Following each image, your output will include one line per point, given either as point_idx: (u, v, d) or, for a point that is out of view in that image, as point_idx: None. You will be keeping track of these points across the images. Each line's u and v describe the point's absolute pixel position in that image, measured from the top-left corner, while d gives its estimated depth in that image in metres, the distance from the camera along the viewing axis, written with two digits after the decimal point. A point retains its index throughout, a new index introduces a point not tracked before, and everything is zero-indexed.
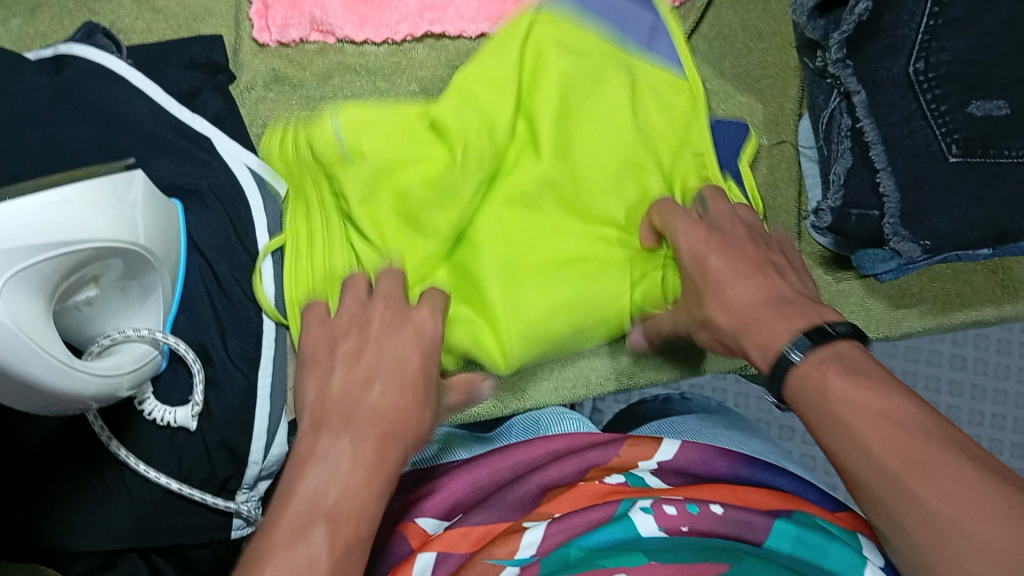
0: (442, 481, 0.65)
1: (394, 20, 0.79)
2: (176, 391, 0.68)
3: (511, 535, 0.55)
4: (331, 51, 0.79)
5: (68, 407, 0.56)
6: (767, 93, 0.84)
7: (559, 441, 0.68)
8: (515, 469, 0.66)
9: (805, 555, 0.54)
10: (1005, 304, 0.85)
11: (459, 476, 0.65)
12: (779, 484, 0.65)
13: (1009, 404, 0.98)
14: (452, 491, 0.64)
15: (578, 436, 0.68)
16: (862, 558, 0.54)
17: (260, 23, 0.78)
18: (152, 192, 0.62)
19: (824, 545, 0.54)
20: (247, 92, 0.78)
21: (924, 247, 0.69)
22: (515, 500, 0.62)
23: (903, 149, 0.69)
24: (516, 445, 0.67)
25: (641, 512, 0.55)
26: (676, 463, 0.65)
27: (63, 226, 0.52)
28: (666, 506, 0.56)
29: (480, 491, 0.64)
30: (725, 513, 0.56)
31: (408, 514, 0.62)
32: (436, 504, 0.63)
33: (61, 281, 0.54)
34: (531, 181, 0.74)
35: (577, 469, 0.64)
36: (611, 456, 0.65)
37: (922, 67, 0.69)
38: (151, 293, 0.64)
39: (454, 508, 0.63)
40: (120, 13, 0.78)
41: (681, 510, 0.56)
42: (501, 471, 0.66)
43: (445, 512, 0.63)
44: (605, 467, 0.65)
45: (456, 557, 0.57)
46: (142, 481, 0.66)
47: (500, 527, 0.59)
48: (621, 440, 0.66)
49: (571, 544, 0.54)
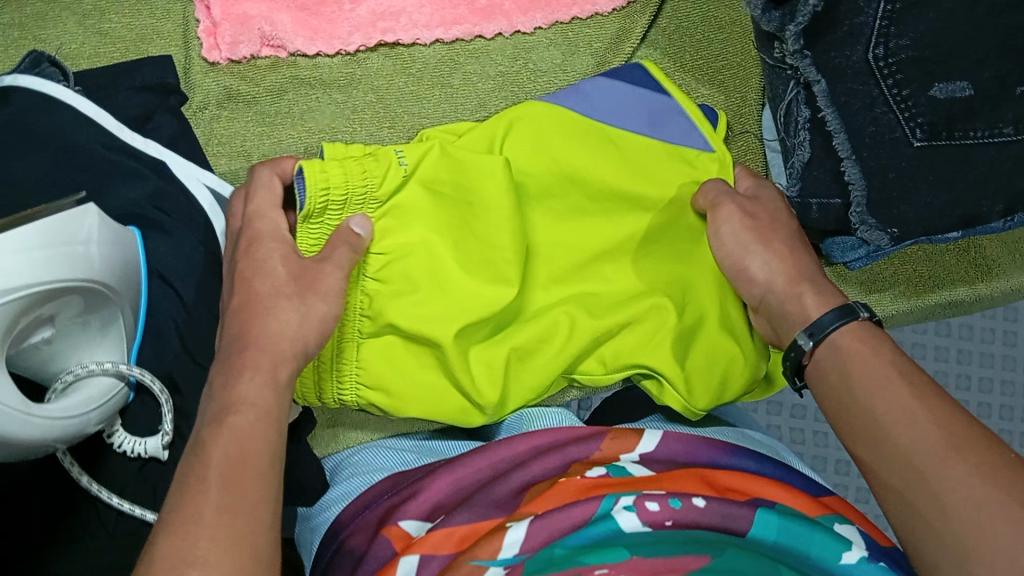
0: (425, 482, 0.64)
1: (346, 31, 0.77)
2: (145, 421, 0.67)
3: (494, 534, 0.54)
4: (284, 66, 0.78)
5: (35, 451, 0.55)
6: (730, 84, 0.83)
7: (541, 436, 0.66)
8: (498, 466, 0.65)
9: (790, 542, 0.54)
10: (978, 283, 0.85)
11: (441, 476, 0.64)
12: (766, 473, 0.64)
13: (996, 366, 0.98)
14: (435, 492, 0.63)
15: (561, 428, 0.67)
16: (845, 541, 0.55)
17: (209, 41, 0.76)
18: (104, 221, 0.61)
19: (809, 533, 0.54)
20: (201, 113, 0.77)
21: (890, 235, 0.70)
22: (497, 498, 0.61)
23: (867, 137, 0.68)
24: (498, 442, 0.66)
25: (625, 509, 0.55)
26: (658, 454, 0.65)
27: (10, 272, 0.51)
28: (649, 503, 0.55)
29: (462, 492, 0.63)
30: (708, 505, 0.55)
31: (391, 517, 0.62)
32: (419, 507, 0.62)
33: (12, 326, 0.52)
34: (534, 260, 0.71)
35: (560, 463, 0.63)
36: (594, 450, 0.64)
37: (882, 53, 0.67)
38: (113, 326, 0.62)
39: (438, 508, 0.62)
40: (66, 39, 0.76)
41: (664, 505, 0.55)
42: (483, 469, 0.64)
43: (427, 513, 0.62)
44: (588, 462, 0.64)
45: (440, 558, 0.57)
46: (116, 514, 0.65)
47: (484, 527, 0.59)
48: (602, 431, 0.65)
49: (557, 543, 0.54)
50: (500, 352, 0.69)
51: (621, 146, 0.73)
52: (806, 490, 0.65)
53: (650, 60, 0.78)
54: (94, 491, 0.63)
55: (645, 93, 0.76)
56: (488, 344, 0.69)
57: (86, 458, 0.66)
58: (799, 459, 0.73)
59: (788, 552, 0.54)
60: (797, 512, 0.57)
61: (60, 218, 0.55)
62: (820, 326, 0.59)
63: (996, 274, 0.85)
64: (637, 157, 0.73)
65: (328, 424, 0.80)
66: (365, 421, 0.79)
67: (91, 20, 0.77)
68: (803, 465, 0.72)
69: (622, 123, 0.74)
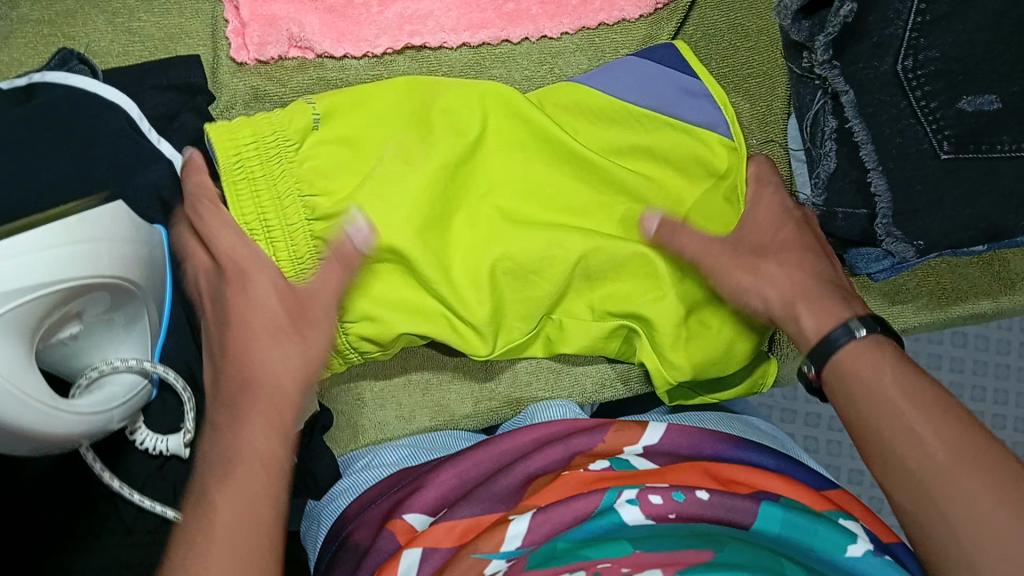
0: (427, 477, 0.65)
1: (373, 34, 0.78)
2: (166, 419, 0.67)
3: (496, 526, 0.57)
4: (311, 67, 0.78)
5: (61, 446, 0.56)
6: (755, 93, 0.82)
7: (542, 428, 0.68)
8: (501, 459, 0.66)
9: (792, 535, 0.56)
10: (1002, 296, 0.84)
11: (446, 469, 0.65)
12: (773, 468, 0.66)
13: (1010, 378, 0.99)
14: (439, 486, 0.64)
15: (562, 422, 0.68)
16: (848, 536, 0.57)
17: (238, 41, 0.76)
18: (133, 218, 0.61)
19: (812, 527, 0.56)
20: (227, 113, 0.77)
21: (916, 247, 0.70)
22: (499, 490, 0.62)
23: (893, 148, 0.68)
24: (500, 435, 0.67)
25: (627, 503, 0.57)
26: (661, 447, 0.66)
27: (42, 267, 0.51)
28: (651, 496, 0.57)
29: (467, 484, 0.65)
30: (711, 498, 0.57)
31: (397, 510, 0.63)
32: (423, 501, 0.63)
33: (39, 323, 0.53)
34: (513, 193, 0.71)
35: (563, 456, 0.64)
36: (597, 442, 0.65)
37: (911, 65, 0.67)
38: (137, 323, 0.62)
39: (443, 502, 0.64)
40: (94, 37, 0.76)
41: (667, 498, 0.57)
42: (487, 462, 0.66)
43: (433, 508, 0.63)
44: (590, 455, 0.65)
45: (442, 551, 0.58)
46: (137, 511, 0.65)
47: (486, 520, 0.60)
48: (606, 425, 0.67)
49: (560, 537, 0.56)
50: (484, 267, 0.68)
51: (641, 113, 0.74)
52: (810, 484, 0.66)
53: (683, 42, 0.77)
54: (118, 490, 0.62)
55: (674, 74, 0.75)
56: (473, 258, 0.69)
57: (106, 455, 0.66)
58: (807, 455, 0.74)
59: (790, 543, 0.56)
60: (800, 507, 0.59)
61: (92, 214, 0.56)
62: (830, 341, 0.60)
63: (1020, 287, 0.85)
64: (660, 126, 0.74)
65: (347, 427, 0.77)
66: (384, 423, 0.77)
67: (120, 18, 0.77)
68: (812, 461, 0.73)
69: (650, 96, 0.75)
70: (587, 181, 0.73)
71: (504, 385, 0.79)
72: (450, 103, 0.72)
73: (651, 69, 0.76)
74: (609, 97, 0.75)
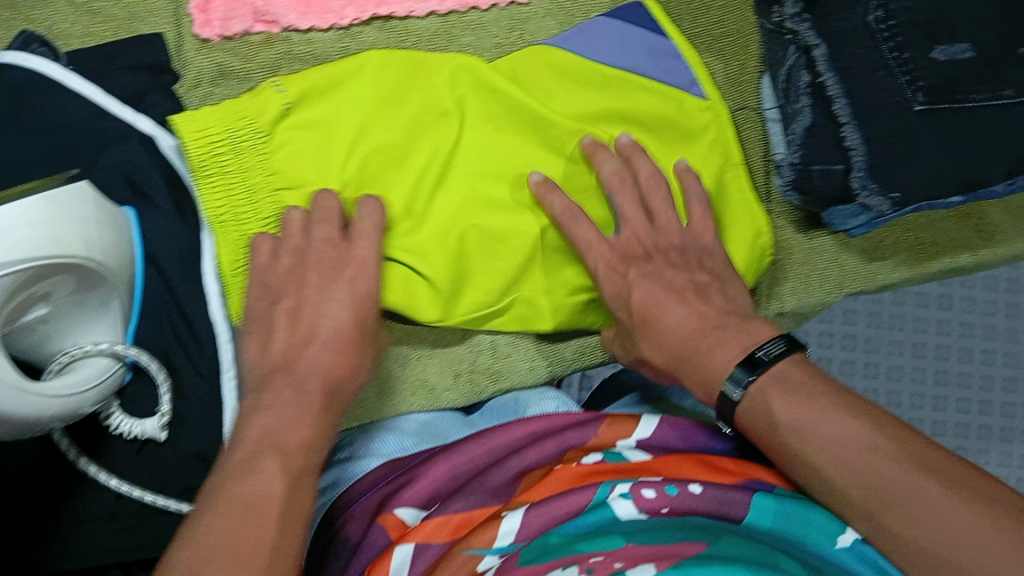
0: (421, 468, 0.64)
1: (340, 5, 0.77)
2: (144, 403, 0.67)
3: (489, 522, 0.56)
4: (277, 41, 0.77)
5: (32, 429, 0.55)
6: (728, 52, 0.82)
7: (537, 422, 0.67)
8: (494, 453, 0.65)
9: (784, 529, 0.57)
10: (981, 249, 0.85)
11: (437, 463, 0.64)
12: (758, 458, 0.66)
13: (975, 335, 1.03)
14: (431, 480, 0.64)
15: (556, 415, 0.68)
16: (838, 524, 0.57)
17: (201, 18, 0.75)
18: (100, 200, 0.60)
19: (805, 516, 0.57)
20: (193, 90, 0.75)
21: (892, 200, 0.68)
22: (492, 487, 0.62)
23: (868, 103, 0.67)
24: (494, 428, 0.67)
25: (620, 497, 0.57)
26: (654, 441, 0.65)
27: (3, 246, 0.50)
28: (645, 490, 0.57)
29: (459, 478, 0.64)
30: (704, 492, 0.57)
31: (387, 504, 0.63)
32: (414, 494, 0.63)
33: (4, 301, 0.51)
34: (484, 164, 0.71)
35: (556, 451, 0.65)
36: (590, 436, 0.65)
37: (882, 16, 0.67)
38: (109, 305, 0.61)
39: (435, 496, 0.64)
40: (56, 19, 0.75)
41: (661, 492, 0.57)
42: (480, 456, 0.65)
43: (424, 502, 0.63)
44: (585, 449, 0.65)
45: (436, 547, 0.58)
46: (115, 496, 0.65)
47: (480, 515, 0.60)
48: (599, 419, 0.67)
49: (552, 532, 0.55)
50: (450, 241, 0.70)
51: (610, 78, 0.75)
52: None
53: None
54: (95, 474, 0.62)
55: (643, 33, 0.76)
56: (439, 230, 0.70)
57: (85, 439, 0.65)
58: None
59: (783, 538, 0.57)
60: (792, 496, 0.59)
61: (57, 193, 0.55)
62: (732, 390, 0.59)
63: (999, 239, 0.85)
64: (627, 92, 0.75)
65: None
66: (365, 400, 0.75)
67: None
68: None
69: (613, 59, 0.76)
70: (553, 150, 0.73)
71: (483, 356, 0.79)
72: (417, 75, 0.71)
73: (617, 26, 0.76)
74: (583, 64, 0.74)
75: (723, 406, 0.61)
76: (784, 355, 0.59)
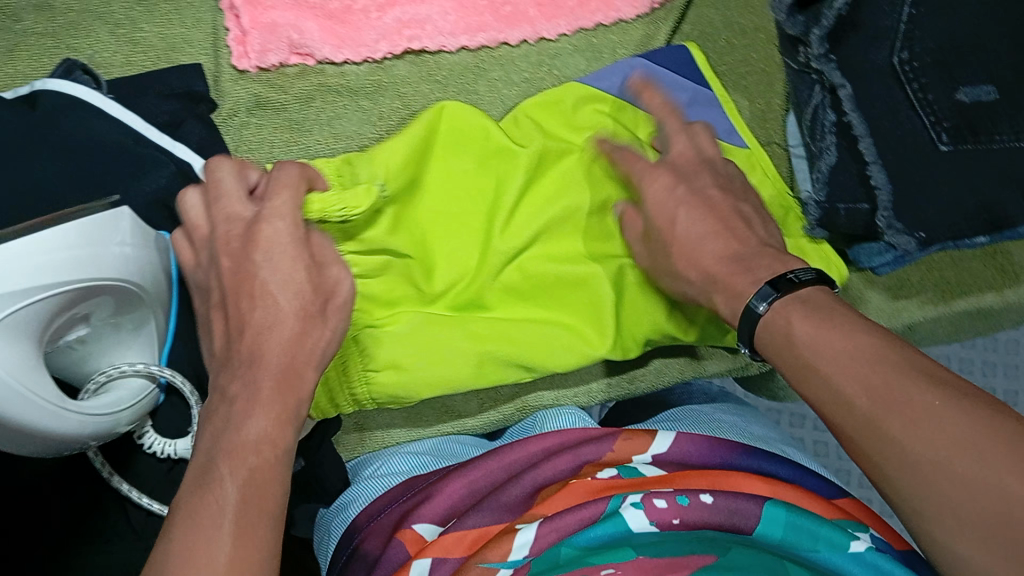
0: (438, 485, 0.65)
1: (373, 38, 0.79)
2: (173, 424, 0.68)
3: (504, 535, 0.56)
4: (311, 73, 0.79)
5: (68, 447, 0.56)
6: (753, 90, 0.84)
7: (553, 437, 0.69)
8: (511, 468, 0.66)
9: (796, 539, 0.56)
10: (1006, 288, 0.85)
11: (454, 479, 0.65)
12: (780, 476, 0.66)
13: None
14: (448, 496, 0.64)
15: (574, 433, 0.69)
16: (849, 535, 0.56)
17: (239, 49, 0.77)
18: (141, 226, 0.61)
19: (813, 530, 0.56)
20: (230, 119, 0.77)
21: (918, 238, 0.68)
22: (508, 501, 0.62)
23: (892, 139, 0.68)
24: (508, 445, 0.68)
25: (631, 507, 0.57)
26: (670, 455, 0.66)
27: (43, 267, 0.51)
28: (656, 500, 0.57)
29: (476, 493, 0.65)
30: (714, 502, 0.57)
31: (405, 520, 0.63)
32: (434, 509, 0.63)
33: (46, 323, 0.53)
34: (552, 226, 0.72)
35: (572, 465, 0.65)
36: (606, 451, 0.66)
37: (907, 57, 0.69)
38: (145, 327, 0.62)
39: (451, 511, 0.64)
40: (98, 48, 0.77)
41: (671, 502, 0.57)
42: (496, 471, 0.66)
43: (442, 518, 0.63)
44: (599, 463, 0.65)
45: (452, 561, 0.58)
46: (145, 514, 0.66)
47: (494, 529, 0.60)
48: (616, 432, 0.67)
49: (564, 543, 0.55)
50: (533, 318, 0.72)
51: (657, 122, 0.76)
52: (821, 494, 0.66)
53: (693, 44, 0.81)
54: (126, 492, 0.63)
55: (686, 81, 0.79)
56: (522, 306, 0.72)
57: (113, 457, 0.66)
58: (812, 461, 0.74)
59: (793, 548, 0.56)
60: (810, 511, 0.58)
61: (97, 217, 0.56)
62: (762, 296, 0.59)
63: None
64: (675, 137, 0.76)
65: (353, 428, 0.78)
66: (393, 424, 0.78)
67: (123, 29, 0.78)
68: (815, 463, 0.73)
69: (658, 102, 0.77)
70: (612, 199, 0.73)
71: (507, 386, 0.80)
72: (469, 131, 0.72)
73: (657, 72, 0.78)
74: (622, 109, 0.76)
75: (746, 325, 0.60)
76: (814, 280, 0.59)
